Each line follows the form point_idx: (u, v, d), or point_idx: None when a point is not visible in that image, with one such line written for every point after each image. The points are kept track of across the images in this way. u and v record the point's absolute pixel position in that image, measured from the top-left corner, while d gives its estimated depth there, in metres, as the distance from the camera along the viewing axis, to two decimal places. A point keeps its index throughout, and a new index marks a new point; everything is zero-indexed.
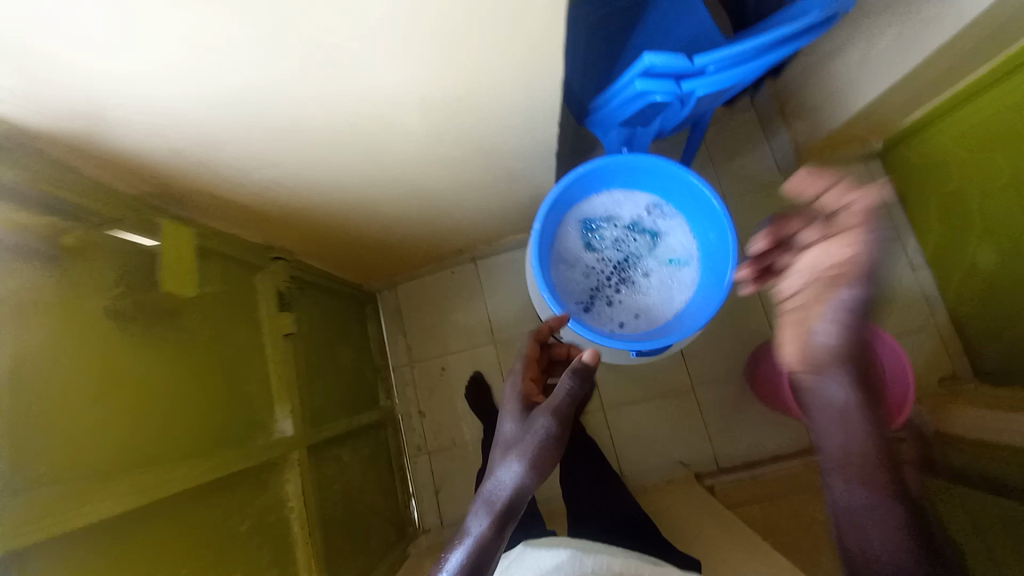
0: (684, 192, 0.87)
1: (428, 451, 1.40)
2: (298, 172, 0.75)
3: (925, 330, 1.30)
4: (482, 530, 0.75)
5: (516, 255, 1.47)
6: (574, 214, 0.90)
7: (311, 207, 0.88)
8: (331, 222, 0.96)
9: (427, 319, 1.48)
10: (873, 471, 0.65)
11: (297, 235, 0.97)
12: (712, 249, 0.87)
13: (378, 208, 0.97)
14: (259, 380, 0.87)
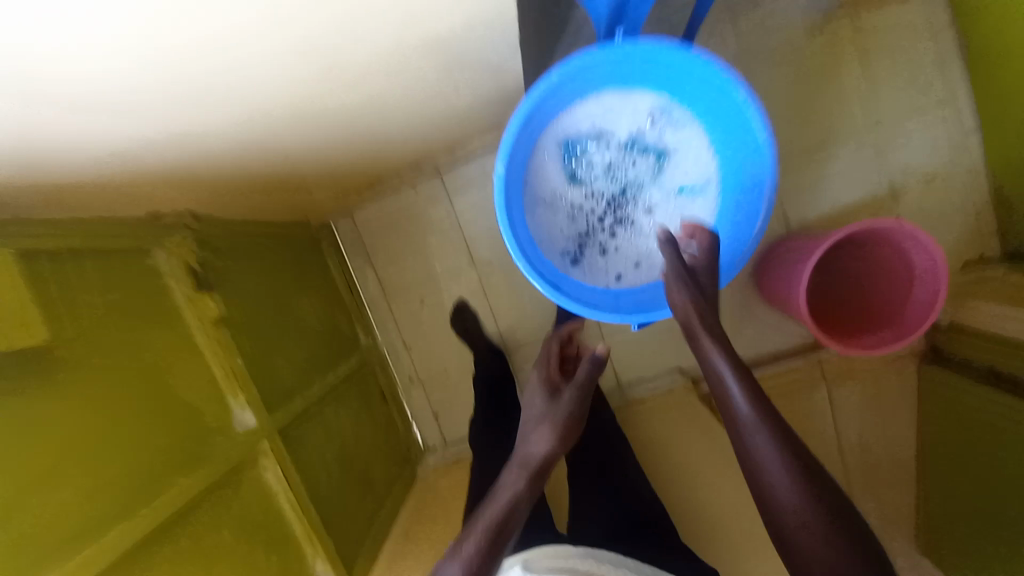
0: (703, 93, 0.69)
1: (420, 380, 1.35)
2: (178, 113, 0.56)
3: (960, 208, 1.13)
4: (515, 487, 0.72)
5: (486, 162, 1.22)
6: (555, 137, 0.72)
7: (187, 153, 0.65)
8: (226, 162, 0.73)
9: (394, 244, 1.30)
10: (776, 472, 0.58)
11: (192, 188, 0.75)
12: (738, 168, 0.74)
13: (279, 131, 0.72)
14: (195, 381, 0.74)
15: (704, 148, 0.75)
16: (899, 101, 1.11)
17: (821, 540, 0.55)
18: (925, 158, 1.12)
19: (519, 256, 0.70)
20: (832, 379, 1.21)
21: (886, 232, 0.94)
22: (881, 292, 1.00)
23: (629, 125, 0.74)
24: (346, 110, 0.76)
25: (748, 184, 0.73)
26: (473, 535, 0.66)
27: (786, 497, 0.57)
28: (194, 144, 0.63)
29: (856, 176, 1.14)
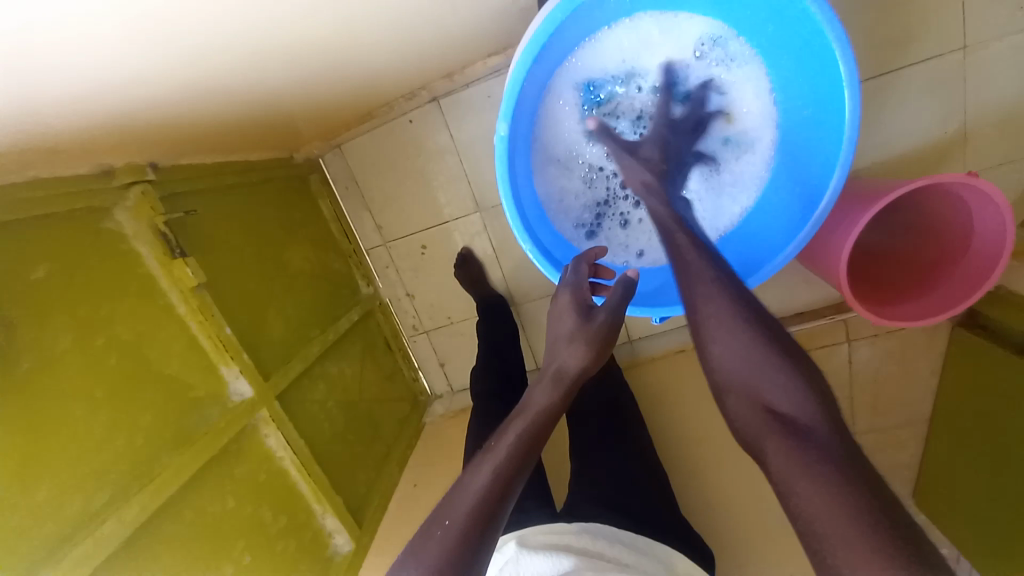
0: (771, 21, 0.59)
1: (425, 330, 1.29)
2: (78, 24, 0.43)
3: None
4: (549, 398, 0.58)
5: (490, 88, 1.05)
6: (579, 81, 0.65)
7: (113, 74, 0.52)
8: (168, 83, 0.59)
9: (389, 184, 1.17)
10: (719, 308, 0.49)
11: (134, 122, 0.62)
12: (810, 128, 0.63)
13: (222, 36, 0.57)
14: (177, 357, 0.68)
15: (763, 95, 0.66)
16: (997, 15, 0.90)
17: (771, 382, 0.45)
18: (1017, 88, 0.93)
19: (526, 238, 0.64)
20: (855, 338, 1.13)
21: (978, 203, 0.80)
22: (925, 255, 0.91)
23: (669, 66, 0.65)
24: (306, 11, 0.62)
25: (818, 153, 0.63)
26: (504, 447, 0.53)
27: (726, 335, 0.47)
28: (122, 63, 0.51)
29: (925, 111, 0.97)
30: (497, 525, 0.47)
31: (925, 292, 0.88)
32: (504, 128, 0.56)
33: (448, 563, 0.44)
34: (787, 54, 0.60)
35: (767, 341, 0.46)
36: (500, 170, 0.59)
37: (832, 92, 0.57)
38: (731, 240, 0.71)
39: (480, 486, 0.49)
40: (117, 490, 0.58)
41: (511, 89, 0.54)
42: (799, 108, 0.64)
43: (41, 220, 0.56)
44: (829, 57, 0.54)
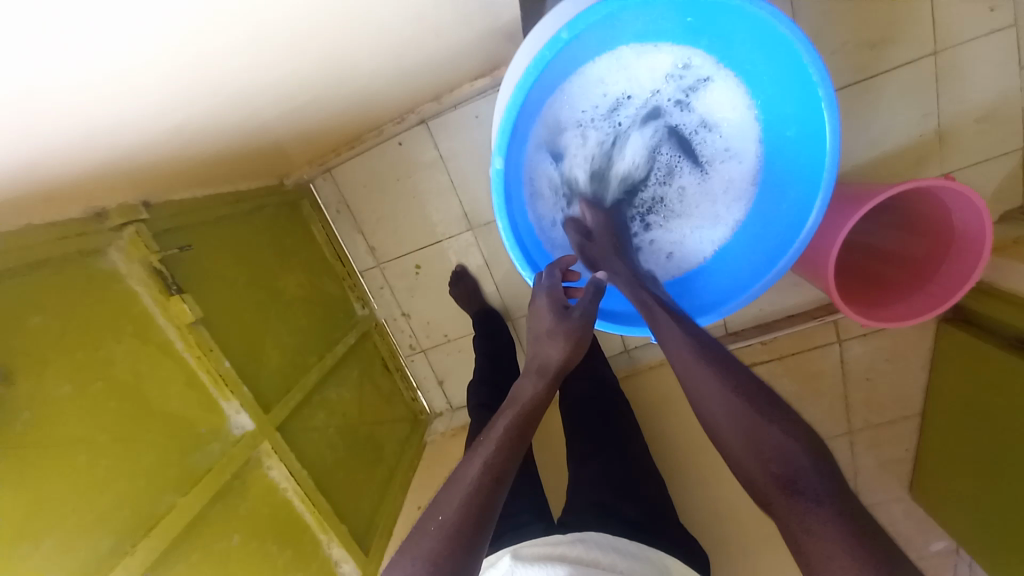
0: (744, 41, 0.59)
1: (422, 348, 1.29)
2: (82, 73, 0.44)
3: (1012, 148, 1.01)
4: (534, 390, 0.58)
5: (477, 108, 1.06)
6: (565, 114, 0.65)
7: (109, 116, 0.52)
8: (161, 122, 0.60)
9: (381, 206, 1.17)
10: (699, 374, 0.51)
11: (130, 160, 0.63)
12: (793, 147, 0.64)
13: (214, 73, 0.58)
14: (178, 394, 0.68)
15: (746, 115, 0.66)
16: (961, 23, 0.94)
17: (771, 437, 0.45)
18: (985, 90, 0.97)
19: (526, 266, 0.66)
20: (846, 338, 1.15)
21: (973, 210, 0.81)
22: (913, 251, 0.93)
23: (650, 95, 0.66)
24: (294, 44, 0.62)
25: (808, 165, 0.63)
26: (493, 441, 0.52)
27: (709, 400, 0.50)
28: (117, 104, 0.52)
29: (900, 117, 1.01)
30: (492, 514, 0.47)
31: (906, 292, 0.91)
32: (499, 162, 0.57)
33: (446, 556, 0.44)
34: (769, 79, 0.61)
35: (748, 404, 0.47)
36: (498, 206, 0.60)
37: (813, 115, 0.58)
38: (730, 250, 0.72)
39: (472, 480, 0.49)
40: (122, 535, 0.57)
41: (505, 125, 0.55)
42: (781, 126, 0.64)
43: (36, 266, 0.56)
44: (809, 82, 0.55)
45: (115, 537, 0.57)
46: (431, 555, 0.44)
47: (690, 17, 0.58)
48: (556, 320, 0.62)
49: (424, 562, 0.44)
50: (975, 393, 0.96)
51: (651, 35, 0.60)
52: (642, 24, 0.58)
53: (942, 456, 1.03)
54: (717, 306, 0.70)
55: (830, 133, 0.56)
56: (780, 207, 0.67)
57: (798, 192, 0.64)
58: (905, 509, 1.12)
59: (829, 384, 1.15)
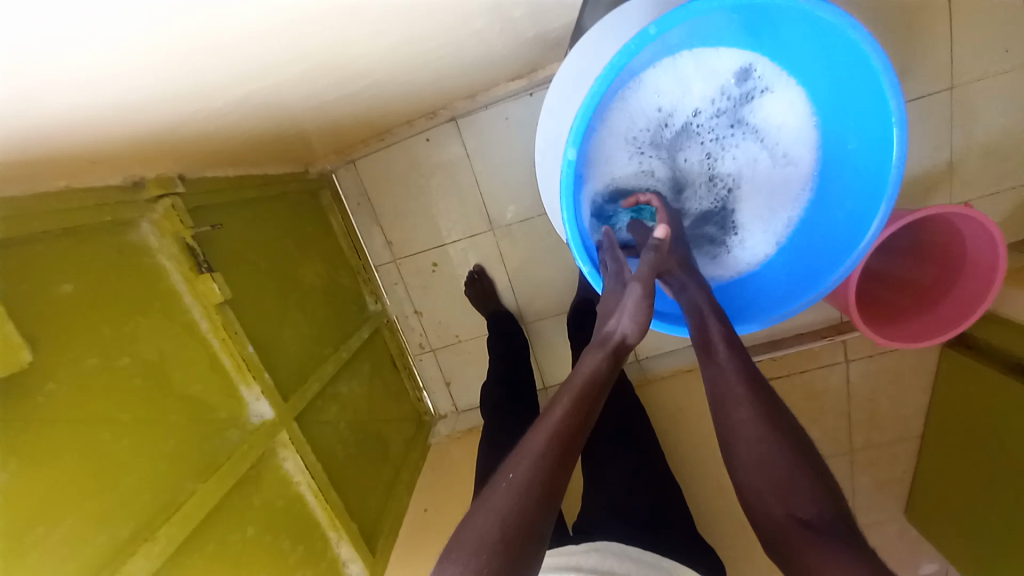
0: (813, 48, 0.60)
1: (431, 348, 1.27)
2: (171, 67, 0.46)
3: (1020, 182, 1.05)
4: (597, 364, 0.57)
5: (508, 109, 1.07)
6: (631, 115, 0.67)
7: (177, 105, 0.53)
8: (218, 113, 0.61)
9: (402, 202, 1.16)
10: (740, 413, 0.54)
11: (178, 142, 0.62)
12: (852, 159, 0.64)
13: (281, 75, 0.60)
14: (201, 378, 0.65)
15: (805, 127, 0.68)
16: (982, 60, 0.98)
17: (797, 490, 0.48)
18: (998, 125, 1.01)
19: (585, 259, 0.65)
20: (853, 357, 1.16)
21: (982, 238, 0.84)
22: (923, 277, 0.96)
23: (713, 101, 0.68)
24: (358, 50, 0.63)
25: (867, 177, 0.62)
26: (557, 413, 0.52)
27: (749, 445, 0.52)
28: (191, 94, 0.53)
29: (913, 147, 1.04)
30: (558, 482, 0.47)
31: (914, 313, 0.95)
32: (571, 153, 0.56)
33: (516, 516, 0.44)
34: (834, 93, 0.62)
35: (789, 458, 0.50)
36: (564, 199, 0.58)
37: (877, 128, 0.58)
38: (782, 257, 0.73)
39: (541, 451, 0.48)
40: (142, 522, 0.54)
41: (582, 115, 0.54)
42: (844, 138, 0.64)
43: (66, 233, 0.53)
44: (878, 93, 0.56)
45: (135, 523, 0.54)
46: (505, 515, 0.44)
47: (756, 27, 0.60)
48: (633, 294, 0.60)
49: (495, 523, 0.44)
50: (973, 417, 0.98)
51: (719, 41, 0.63)
52: (708, 31, 0.60)
53: (937, 478, 1.05)
54: (772, 310, 0.70)
55: (896, 145, 0.56)
56: (833, 214, 0.67)
57: (855, 203, 0.64)
58: (897, 531, 1.14)
59: (835, 404, 1.16)
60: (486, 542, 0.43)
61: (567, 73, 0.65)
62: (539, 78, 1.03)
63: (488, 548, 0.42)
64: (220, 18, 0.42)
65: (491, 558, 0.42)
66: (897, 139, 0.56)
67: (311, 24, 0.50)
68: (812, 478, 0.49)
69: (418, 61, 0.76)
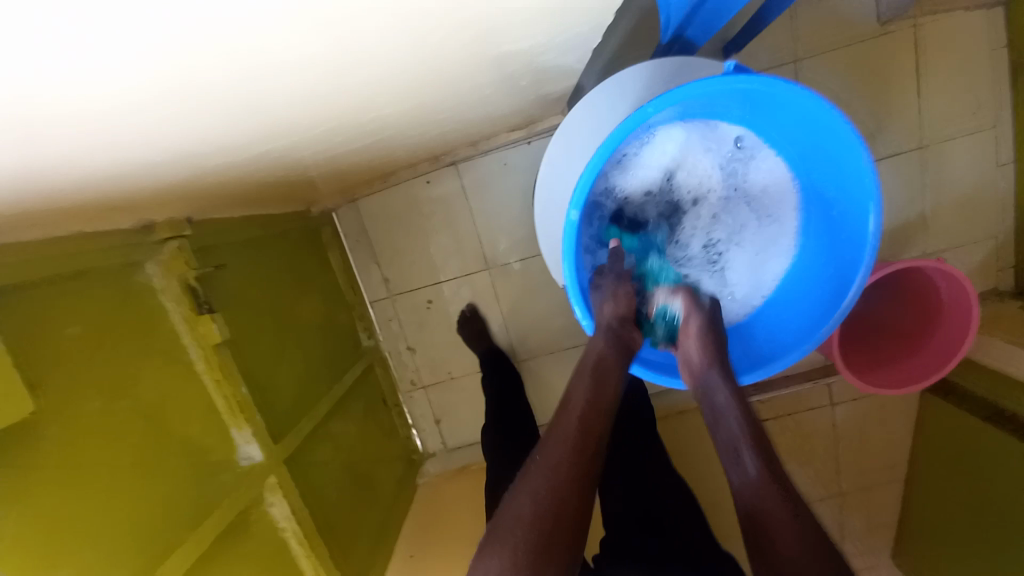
0: (794, 123, 0.64)
1: (423, 384, 1.27)
2: (206, 132, 0.49)
3: (988, 235, 1.11)
4: (597, 351, 0.63)
5: (507, 156, 1.11)
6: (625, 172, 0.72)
7: (201, 163, 0.56)
8: (238, 167, 0.64)
9: (401, 241, 1.18)
10: (740, 452, 0.55)
11: (197, 192, 0.65)
12: (834, 226, 0.67)
13: (305, 138, 0.64)
14: (195, 419, 0.65)
15: (789, 194, 0.72)
16: (949, 125, 1.06)
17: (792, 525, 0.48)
18: (965, 184, 1.09)
19: (586, 313, 0.66)
20: (839, 401, 1.18)
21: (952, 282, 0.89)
22: (904, 322, 1.00)
23: (709, 167, 0.72)
24: (375, 114, 0.65)
25: (845, 244, 0.65)
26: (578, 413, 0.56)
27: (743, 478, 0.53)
28: (215, 154, 0.56)
29: (888, 199, 1.11)
30: (592, 461, 0.52)
31: (902, 361, 0.97)
32: (575, 214, 0.59)
33: (555, 492, 0.49)
34: (815, 163, 0.66)
35: (774, 495, 0.50)
36: (567, 257, 0.61)
37: (853, 199, 0.62)
38: (767, 312, 0.75)
39: (567, 436, 0.54)
40: (134, 568, 0.53)
41: (585, 178, 0.57)
42: (826, 206, 0.68)
43: (75, 277, 0.54)
44: (854, 167, 0.60)
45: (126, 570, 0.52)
46: (546, 489, 0.49)
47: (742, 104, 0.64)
48: (609, 285, 0.68)
49: (535, 499, 0.49)
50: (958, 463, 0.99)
51: (704, 113, 0.67)
52: (697, 106, 0.65)
53: (922, 525, 1.06)
54: (762, 365, 0.70)
55: (872, 218, 0.60)
56: (816, 275, 0.70)
57: (834, 267, 0.67)
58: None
59: (822, 448, 1.18)
60: (526, 515, 0.48)
61: (569, 131, 0.70)
62: (538, 129, 1.09)
63: (529, 516, 0.47)
64: (263, 97, 0.46)
65: (530, 532, 0.47)
66: (873, 211, 0.60)
67: (342, 99, 0.55)
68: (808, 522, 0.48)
69: (430, 120, 0.81)
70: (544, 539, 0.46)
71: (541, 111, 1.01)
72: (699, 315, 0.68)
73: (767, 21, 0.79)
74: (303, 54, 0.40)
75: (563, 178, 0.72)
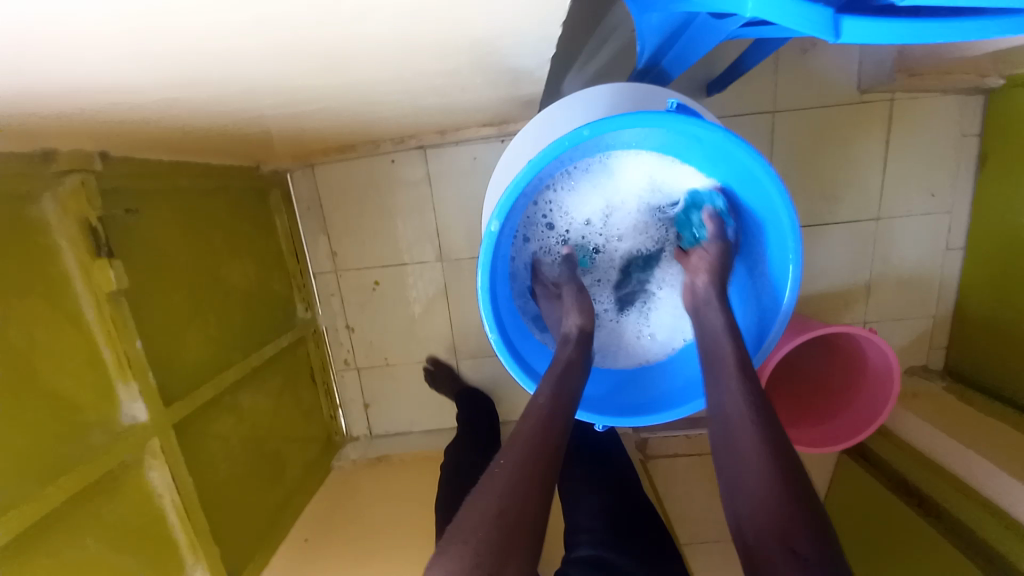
0: (730, 166, 0.61)
1: (356, 366, 1.23)
2: (141, 82, 0.46)
3: (924, 313, 1.15)
4: (567, 355, 0.61)
5: (476, 151, 1.09)
6: (558, 198, 0.70)
7: (131, 107, 0.53)
8: (173, 116, 0.60)
9: (355, 218, 1.14)
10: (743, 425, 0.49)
11: (119, 132, 0.61)
12: (755, 282, 0.67)
13: (258, 101, 0.61)
14: (71, 372, 0.60)
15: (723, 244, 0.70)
16: (908, 200, 1.09)
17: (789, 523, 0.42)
18: (913, 258, 1.12)
19: (494, 328, 0.63)
20: None
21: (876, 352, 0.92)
22: (832, 381, 1.02)
23: (648, 197, 0.71)
24: (330, 90, 0.62)
25: (767, 297, 0.65)
26: (544, 405, 0.54)
27: (743, 469, 0.47)
28: (148, 103, 0.53)
29: (839, 261, 1.13)
30: (557, 453, 0.50)
31: (823, 421, 0.99)
32: (494, 226, 0.57)
33: (518, 488, 0.46)
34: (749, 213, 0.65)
35: (776, 473, 0.45)
36: (482, 267, 0.59)
37: (777, 256, 0.63)
38: (683, 356, 0.73)
39: (529, 433, 0.51)
40: None
41: (509, 192, 0.56)
42: (751, 262, 0.67)
43: None
44: (779, 217, 0.59)
45: None
46: (509, 488, 0.46)
47: (676, 141, 0.63)
48: (570, 291, 0.67)
49: (498, 497, 0.46)
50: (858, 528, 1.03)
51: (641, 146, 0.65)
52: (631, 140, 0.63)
53: None
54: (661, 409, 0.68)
55: (791, 282, 0.61)
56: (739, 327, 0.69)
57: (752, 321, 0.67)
58: None
59: None
60: (489, 513, 0.44)
61: (521, 140, 0.68)
62: (511, 129, 1.07)
63: (490, 512, 0.44)
64: (202, 58, 0.44)
65: (492, 529, 0.43)
66: (793, 274, 0.60)
67: (293, 73, 0.52)
68: (808, 516, 0.43)
69: (390, 104, 0.78)
70: (507, 529, 0.44)
71: (515, 114, 0.99)
72: (715, 248, 0.64)
73: (747, 67, 0.79)
74: (232, 20, 0.37)
75: (501, 183, 0.69)
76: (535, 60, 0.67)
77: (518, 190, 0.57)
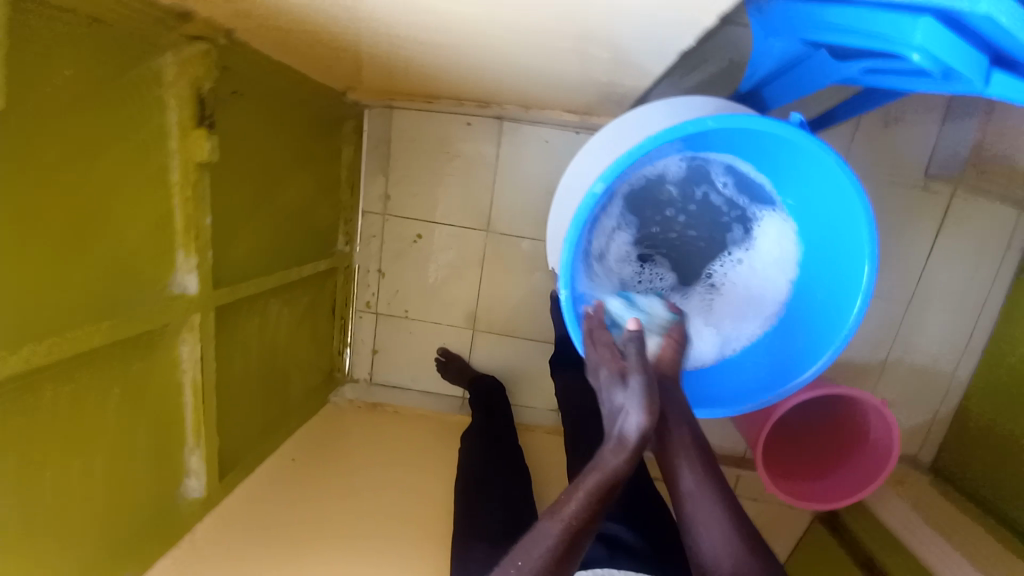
0: (821, 188, 0.62)
1: (375, 310, 1.25)
2: None
3: (929, 406, 1.18)
4: (617, 464, 0.53)
5: (550, 135, 1.12)
6: (634, 184, 0.69)
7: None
8: (311, 17, 0.63)
9: (416, 167, 1.16)
10: (712, 521, 0.53)
11: (257, 21, 0.63)
12: (814, 306, 0.67)
13: (393, 22, 0.64)
14: (142, 226, 0.62)
15: (789, 266, 0.70)
16: (944, 293, 1.12)
17: None
18: (932, 350, 1.15)
19: (569, 286, 0.63)
20: (741, 493, 1.21)
21: (882, 423, 0.94)
22: (831, 442, 1.03)
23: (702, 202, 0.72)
24: (460, 29, 0.65)
25: (827, 318, 0.66)
26: (574, 513, 0.50)
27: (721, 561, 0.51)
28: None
29: (864, 333, 1.15)
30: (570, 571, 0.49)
31: (811, 478, 1.01)
32: (599, 187, 0.58)
33: None
34: (822, 241, 0.66)
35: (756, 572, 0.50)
36: (575, 223, 0.59)
37: (841, 278, 0.64)
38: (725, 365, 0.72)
39: (552, 544, 0.48)
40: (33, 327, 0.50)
41: (624, 160, 0.57)
42: (810, 287, 0.68)
43: (93, 24, 0.51)
44: (855, 226, 0.61)
45: (35, 325, 0.50)
46: None
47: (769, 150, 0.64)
48: (637, 381, 0.57)
49: None
50: None
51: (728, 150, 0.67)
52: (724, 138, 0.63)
53: None
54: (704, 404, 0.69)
55: (858, 306, 0.62)
56: (784, 349, 0.70)
57: (802, 340, 0.68)
58: None
59: None
60: None
61: (631, 118, 0.68)
62: (590, 123, 1.09)
63: None
64: None
65: None
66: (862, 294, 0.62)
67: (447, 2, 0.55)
68: None
69: (499, 62, 0.80)
70: None
71: (601, 109, 1.01)
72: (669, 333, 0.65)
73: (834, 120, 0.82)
74: None
75: (599, 153, 0.70)
76: (656, 56, 0.70)
77: (631, 159, 0.58)
